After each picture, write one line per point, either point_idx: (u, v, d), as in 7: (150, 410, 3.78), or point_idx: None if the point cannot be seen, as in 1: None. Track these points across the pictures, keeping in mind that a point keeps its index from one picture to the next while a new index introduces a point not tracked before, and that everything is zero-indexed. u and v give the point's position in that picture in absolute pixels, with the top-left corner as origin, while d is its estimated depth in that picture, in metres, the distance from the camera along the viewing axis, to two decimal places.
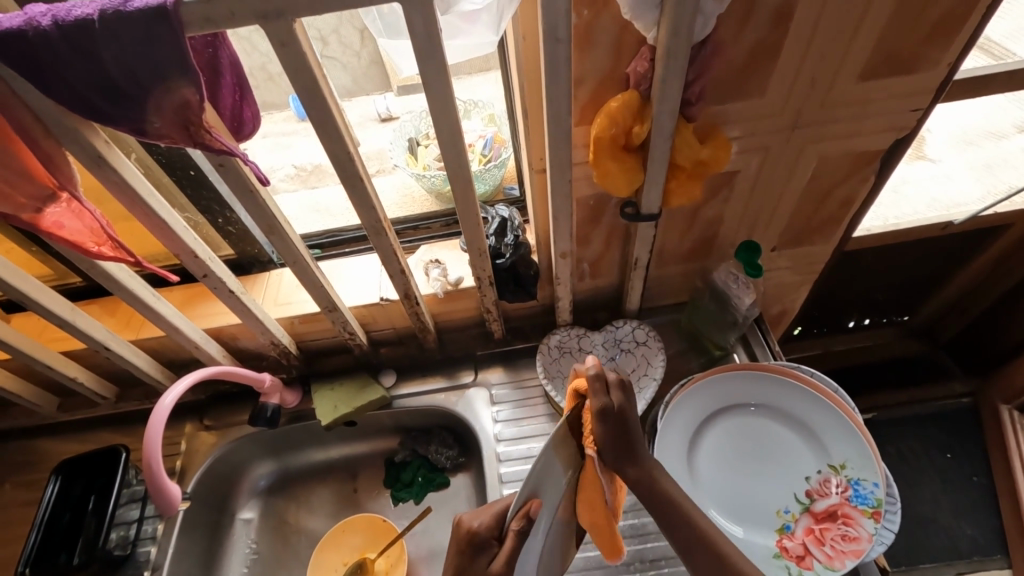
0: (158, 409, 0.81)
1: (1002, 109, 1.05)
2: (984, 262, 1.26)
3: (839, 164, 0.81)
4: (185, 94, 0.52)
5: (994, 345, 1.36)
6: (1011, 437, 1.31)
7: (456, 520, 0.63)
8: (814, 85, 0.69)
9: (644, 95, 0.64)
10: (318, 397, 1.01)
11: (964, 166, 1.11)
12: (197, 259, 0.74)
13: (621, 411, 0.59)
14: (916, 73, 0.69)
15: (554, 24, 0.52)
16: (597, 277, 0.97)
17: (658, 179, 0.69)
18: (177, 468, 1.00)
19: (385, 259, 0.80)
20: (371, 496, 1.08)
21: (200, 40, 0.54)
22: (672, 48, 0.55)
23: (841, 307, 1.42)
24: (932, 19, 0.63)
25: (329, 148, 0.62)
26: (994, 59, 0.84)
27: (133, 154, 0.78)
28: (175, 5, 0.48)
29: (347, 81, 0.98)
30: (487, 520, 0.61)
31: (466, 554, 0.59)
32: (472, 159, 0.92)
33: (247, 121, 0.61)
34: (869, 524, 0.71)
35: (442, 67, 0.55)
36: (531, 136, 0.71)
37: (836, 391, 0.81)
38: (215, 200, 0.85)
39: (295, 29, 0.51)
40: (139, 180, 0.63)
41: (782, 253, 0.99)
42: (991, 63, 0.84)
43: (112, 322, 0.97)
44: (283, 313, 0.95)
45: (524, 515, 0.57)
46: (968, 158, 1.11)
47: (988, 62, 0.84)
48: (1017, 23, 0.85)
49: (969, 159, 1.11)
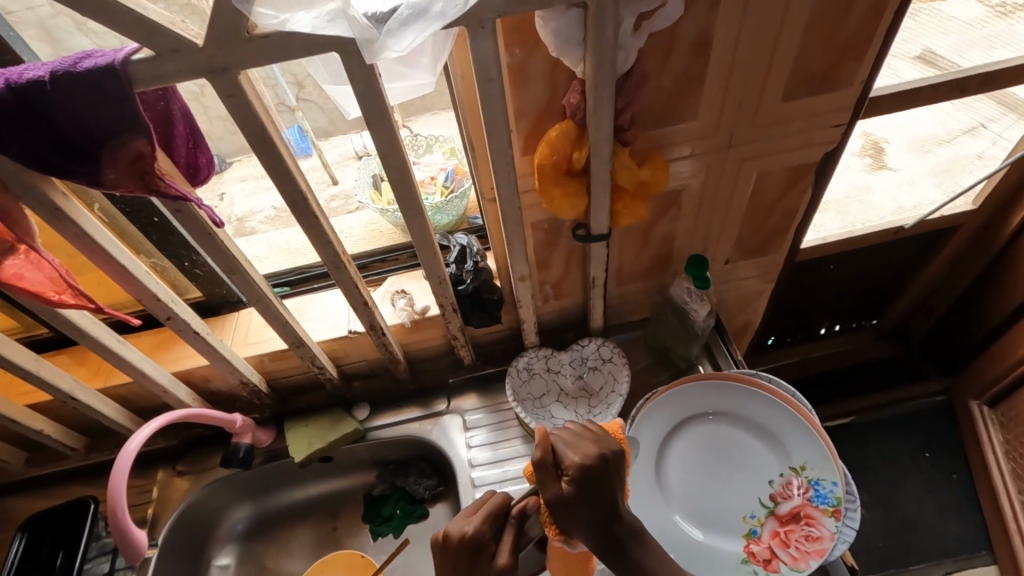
0: (122, 455, 0.81)
1: (953, 116, 1.03)
2: (940, 264, 1.32)
3: (777, 178, 0.86)
4: (137, 146, 0.55)
5: (964, 343, 1.39)
6: (983, 432, 1.34)
7: (442, 536, 0.60)
8: (741, 107, 0.73)
9: (581, 124, 0.68)
10: (291, 434, 1.01)
11: (923, 170, 1.12)
12: (159, 302, 0.75)
13: (572, 500, 0.57)
14: (832, 91, 0.74)
15: (485, 65, 0.56)
16: (561, 299, 1.00)
17: (602, 202, 0.73)
18: (149, 517, 0.98)
19: (348, 292, 0.81)
20: (351, 533, 1.07)
21: (151, 95, 0.57)
22: (598, 81, 0.59)
23: (811, 315, 1.45)
24: (839, 42, 0.69)
25: (283, 191, 0.65)
26: (939, 71, 0.90)
27: (97, 205, 0.80)
28: (125, 65, 0.51)
29: (323, 122, 0.97)
30: (478, 524, 0.60)
31: (467, 561, 0.58)
32: (434, 193, 0.95)
33: (202, 167, 0.64)
34: (831, 523, 0.73)
35: (384, 112, 0.59)
36: (479, 169, 0.74)
37: (793, 393, 0.83)
38: (181, 244, 0.87)
39: (240, 81, 0.54)
40: (99, 230, 0.65)
41: (737, 264, 1.03)
42: (935, 75, 0.90)
43: (80, 371, 0.97)
44: (252, 352, 0.96)
45: (526, 508, 0.62)
46: (924, 165, 1.12)
47: (933, 74, 0.90)
48: (956, 37, 0.89)
49: (926, 163, 1.11)
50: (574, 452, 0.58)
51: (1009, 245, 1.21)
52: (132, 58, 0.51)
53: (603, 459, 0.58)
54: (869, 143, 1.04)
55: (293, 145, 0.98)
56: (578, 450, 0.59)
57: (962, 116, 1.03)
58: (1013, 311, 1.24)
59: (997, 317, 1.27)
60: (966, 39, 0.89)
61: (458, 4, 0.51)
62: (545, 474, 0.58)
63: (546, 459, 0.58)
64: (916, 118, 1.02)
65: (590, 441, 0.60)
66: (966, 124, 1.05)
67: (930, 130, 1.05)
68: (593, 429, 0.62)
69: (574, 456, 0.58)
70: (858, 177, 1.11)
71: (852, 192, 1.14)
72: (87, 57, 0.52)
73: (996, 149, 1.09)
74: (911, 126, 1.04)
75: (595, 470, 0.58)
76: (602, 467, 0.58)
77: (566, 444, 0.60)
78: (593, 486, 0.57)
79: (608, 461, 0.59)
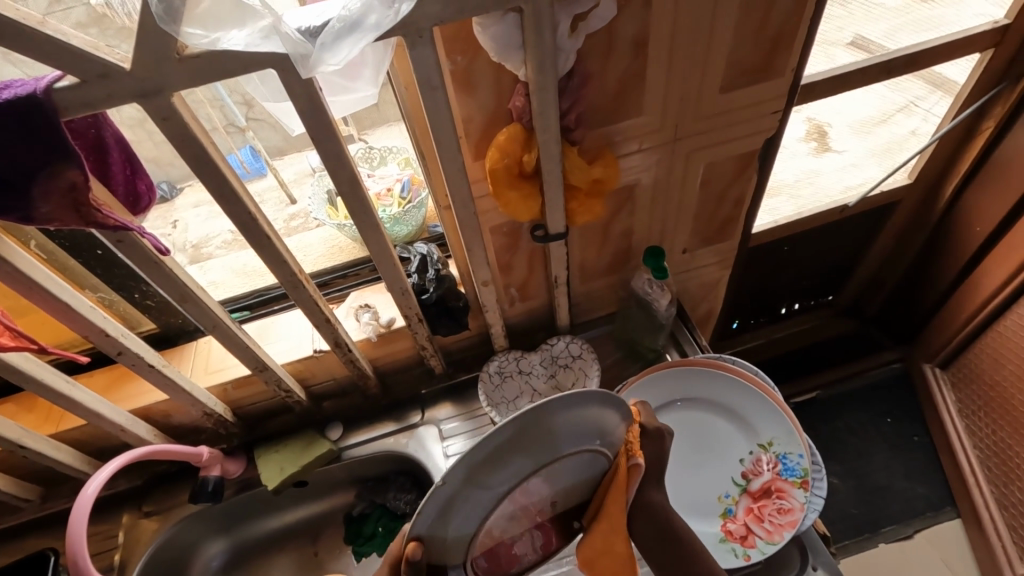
0: (79, 501, 0.77)
1: (884, 97, 1.08)
2: (885, 237, 1.39)
3: (723, 166, 0.89)
4: (70, 176, 0.53)
5: (914, 310, 1.47)
6: (937, 394, 1.41)
7: None
8: (683, 100, 0.76)
9: (528, 126, 0.69)
10: (263, 462, 0.98)
11: (861, 150, 1.18)
12: (108, 338, 0.72)
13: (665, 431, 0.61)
14: (767, 79, 0.78)
15: (428, 73, 0.56)
16: (527, 300, 1.00)
17: (557, 201, 0.74)
18: (116, 564, 0.93)
19: (310, 311, 0.80)
20: (333, 556, 1.05)
21: (80, 123, 0.55)
22: (541, 83, 0.60)
23: (771, 296, 1.50)
24: (768, 32, 0.72)
25: (232, 213, 0.63)
26: (868, 55, 0.95)
27: (33, 241, 0.77)
28: (48, 94, 0.49)
29: (277, 141, 0.95)
30: None
31: None
32: (391, 205, 0.94)
33: (142, 194, 0.62)
34: (800, 494, 0.76)
35: (330, 127, 0.58)
36: (433, 178, 0.74)
37: (756, 373, 0.85)
38: (128, 276, 0.84)
39: (174, 103, 0.53)
40: (36, 267, 0.62)
41: (695, 253, 1.06)
42: (864, 59, 0.95)
43: (29, 419, 0.92)
44: (214, 381, 0.93)
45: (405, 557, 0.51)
46: (861, 145, 1.18)
47: (863, 58, 0.95)
48: (886, 22, 0.93)
49: (864, 143, 1.17)
50: None
51: (946, 216, 1.28)
52: (56, 87, 0.49)
53: None
54: (812, 128, 1.09)
55: (245, 166, 0.95)
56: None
57: (892, 97, 1.09)
58: (955, 276, 1.31)
59: (941, 283, 1.35)
60: (895, 22, 0.94)
61: (392, 14, 0.51)
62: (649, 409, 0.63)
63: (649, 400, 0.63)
64: (852, 102, 1.07)
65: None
66: (896, 104, 1.11)
67: (864, 111, 1.10)
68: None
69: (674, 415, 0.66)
70: (804, 161, 1.15)
71: (800, 176, 1.19)
72: (7, 88, 0.49)
73: (925, 126, 1.15)
74: (848, 109, 1.08)
75: None
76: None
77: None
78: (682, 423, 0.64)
79: None
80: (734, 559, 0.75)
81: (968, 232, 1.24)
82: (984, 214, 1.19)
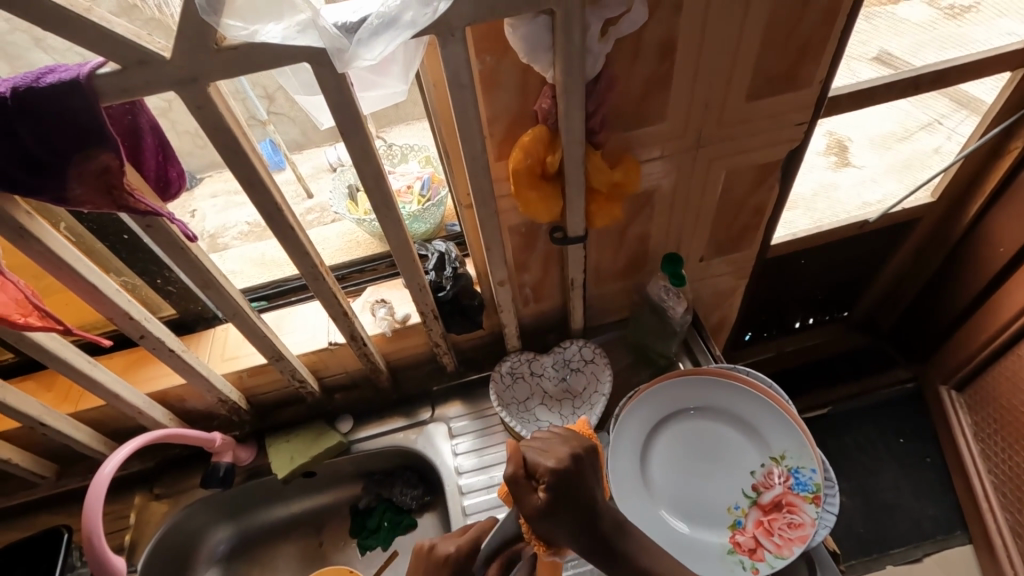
0: (96, 480, 0.79)
1: (909, 113, 1.07)
2: (905, 254, 1.37)
3: (744, 176, 0.89)
4: (105, 161, 0.54)
5: (931, 330, 1.45)
6: (952, 416, 1.39)
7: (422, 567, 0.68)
8: (707, 107, 0.76)
9: (553, 128, 0.69)
10: (273, 450, 0.99)
11: (883, 166, 1.17)
12: (132, 320, 0.73)
13: (549, 507, 0.53)
14: (794, 91, 0.77)
15: (457, 71, 0.57)
16: (541, 302, 1.00)
17: (577, 204, 0.74)
18: (126, 544, 0.95)
19: (327, 303, 0.81)
20: (338, 548, 1.06)
21: (117, 108, 0.56)
22: (568, 85, 0.60)
23: (786, 309, 1.49)
24: (796, 43, 0.72)
25: (257, 203, 0.64)
26: (893, 70, 0.94)
27: (63, 223, 0.79)
28: (89, 79, 0.50)
29: (297, 135, 0.97)
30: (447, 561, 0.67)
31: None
32: (410, 201, 0.94)
33: (173, 181, 0.63)
34: (812, 509, 0.75)
35: (358, 122, 0.59)
36: (455, 176, 0.75)
37: (771, 385, 0.85)
38: (152, 261, 0.85)
39: (210, 92, 0.54)
40: (67, 248, 0.63)
41: (711, 262, 1.05)
42: (888, 74, 0.94)
43: (48, 397, 0.94)
44: (229, 368, 0.94)
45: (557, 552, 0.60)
46: (884, 161, 1.16)
47: (888, 73, 0.94)
48: (914, 37, 0.93)
49: (886, 159, 1.16)
50: (548, 456, 0.54)
51: (968, 235, 1.26)
52: (97, 72, 0.51)
53: (576, 458, 0.55)
54: (833, 141, 1.08)
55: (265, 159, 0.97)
56: (550, 455, 0.55)
57: (917, 113, 1.07)
58: (975, 297, 1.29)
59: (960, 304, 1.33)
60: (922, 38, 0.93)
61: (428, 13, 0.52)
62: (520, 491, 0.54)
63: (519, 473, 0.54)
64: (877, 116, 1.06)
65: (561, 443, 0.56)
66: (921, 121, 1.09)
67: (889, 126, 1.09)
68: (561, 431, 0.59)
69: (547, 461, 0.54)
70: (824, 175, 1.14)
71: (820, 190, 1.18)
72: (50, 72, 0.51)
73: (950, 143, 1.13)
74: (871, 123, 1.07)
75: (572, 468, 0.54)
76: (576, 470, 0.55)
77: (537, 452, 0.55)
78: (570, 486, 0.54)
79: (582, 459, 0.56)
80: (741, 571, 0.75)
81: (991, 253, 1.22)
82: (1008, 236, 1.17)
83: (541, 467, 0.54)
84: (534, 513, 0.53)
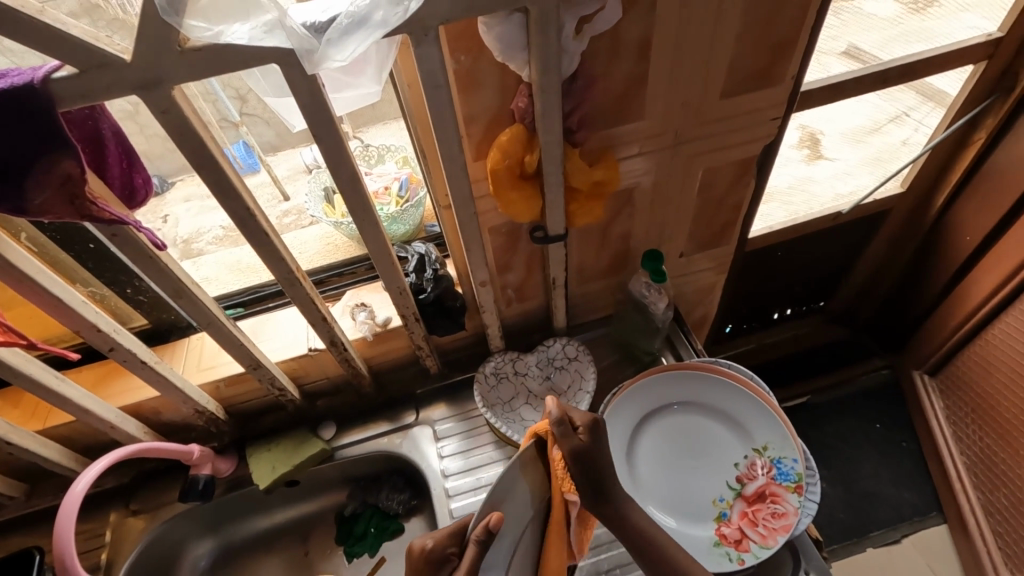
0: (68, 498, 0.76)
1: (878, 107, 1.09)
2: (877, 245, 1.40)
3: (721, 172, 0.89)
4: (66, 167, 0.52)
5: (904, 318, 1.48)
6: (925, 401, 1.43)
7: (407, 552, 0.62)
8: (685, 104, 0.76)
9: (531, 127, 0.69)
10: (254, 461, 0.97)
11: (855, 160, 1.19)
12: (101, 333, 0.71)
13: (586, 443, 0.65)
14: (768, 86, 0.78)
15: (433, 71, 0.56)
16: (524, 301, 1.00)
17: (557, 203, 0.74)
18: (102, 562, 0.92)
19: (305, 309, 0.79)
20: (325, 557, 1.04)
21: (77, 114, 0.54)
22: (544, 85, 0.60)
23: (765, 301, 1.51)
24: (769, 40, 0.72)
25: (230, 209, 0.62)
26: (861, 64, 0.96)
27: (24, 234, 0.75)
28: (45, 84, 0.48)
29: (271, 137, 0.94)
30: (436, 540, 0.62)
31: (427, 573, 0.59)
32: (388, 203, 0.93)
33: (139, 188, 0.61)
34: (794, 498, 0.76)
35: (331, 124, 0.58)
36: (433, 177, 0.74)
37: (752, 378, 0.86)
38: (121, 271, 0.82)
39: (174, 96, 0.52)
40: (28, 260, 0.61)
41: (692, 257, 1.06)
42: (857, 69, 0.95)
43: (15, 414, 0.90)
44: (206, 378, 0.92)
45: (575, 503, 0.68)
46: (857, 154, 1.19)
47: (857, 67, 0.96)
48: (880, 32, 0.94)
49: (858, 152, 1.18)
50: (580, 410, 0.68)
51: (937, 225, 1.30)
52: (53, 77, 0.48)
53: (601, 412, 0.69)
54: (805, 135, 1.09)
55: (238, 161, 0.94)
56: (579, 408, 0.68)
57: (886, 107, 1.10)
58: (945, 286, 1.33)
59: (931, 292, 1.36)
60: (889, 33, 0.95)
61: (400, 12, 0.50)
62: (563, 429, 0.65)
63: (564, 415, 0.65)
64: (848, 110, 1.08)
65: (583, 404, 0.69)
66: (890, 114, 1.12)
67: (860, 120, 1.11)
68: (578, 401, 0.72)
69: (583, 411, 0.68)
70: (799, 169, 1.16)
71: (795, 184, 1.19)
72: (1, 76, 0.48)
73: (918, 136, 1.16)
74: (843, 117, 1.09)
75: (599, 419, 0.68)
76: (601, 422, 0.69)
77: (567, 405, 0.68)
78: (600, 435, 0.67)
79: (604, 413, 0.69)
80: (728, 563, 0.75)
81: (959, 242, 1.25)
82: (975, 225, 1.21)
83: (576, 417, 0.67)
84: (576, 448, 0.64)
